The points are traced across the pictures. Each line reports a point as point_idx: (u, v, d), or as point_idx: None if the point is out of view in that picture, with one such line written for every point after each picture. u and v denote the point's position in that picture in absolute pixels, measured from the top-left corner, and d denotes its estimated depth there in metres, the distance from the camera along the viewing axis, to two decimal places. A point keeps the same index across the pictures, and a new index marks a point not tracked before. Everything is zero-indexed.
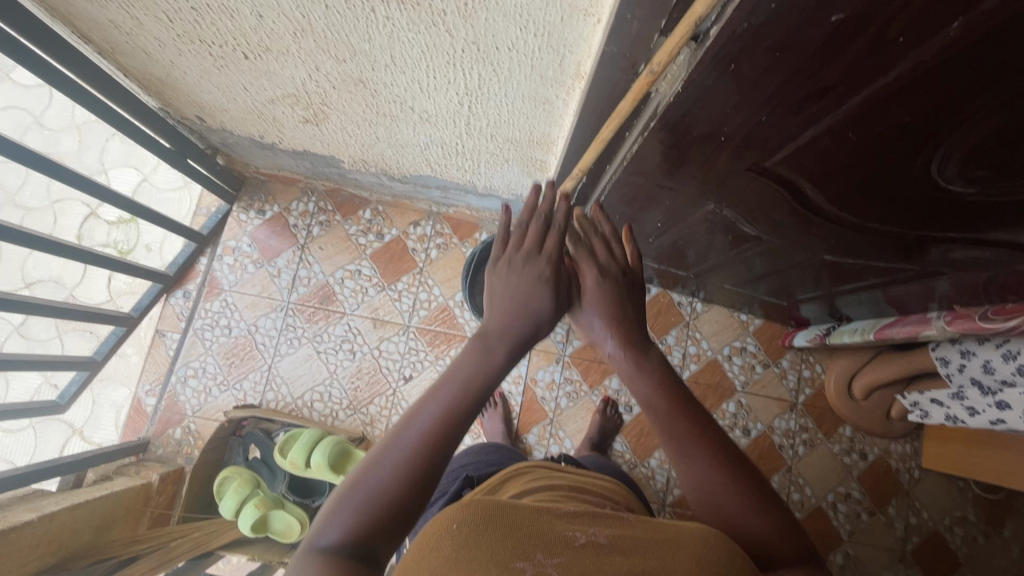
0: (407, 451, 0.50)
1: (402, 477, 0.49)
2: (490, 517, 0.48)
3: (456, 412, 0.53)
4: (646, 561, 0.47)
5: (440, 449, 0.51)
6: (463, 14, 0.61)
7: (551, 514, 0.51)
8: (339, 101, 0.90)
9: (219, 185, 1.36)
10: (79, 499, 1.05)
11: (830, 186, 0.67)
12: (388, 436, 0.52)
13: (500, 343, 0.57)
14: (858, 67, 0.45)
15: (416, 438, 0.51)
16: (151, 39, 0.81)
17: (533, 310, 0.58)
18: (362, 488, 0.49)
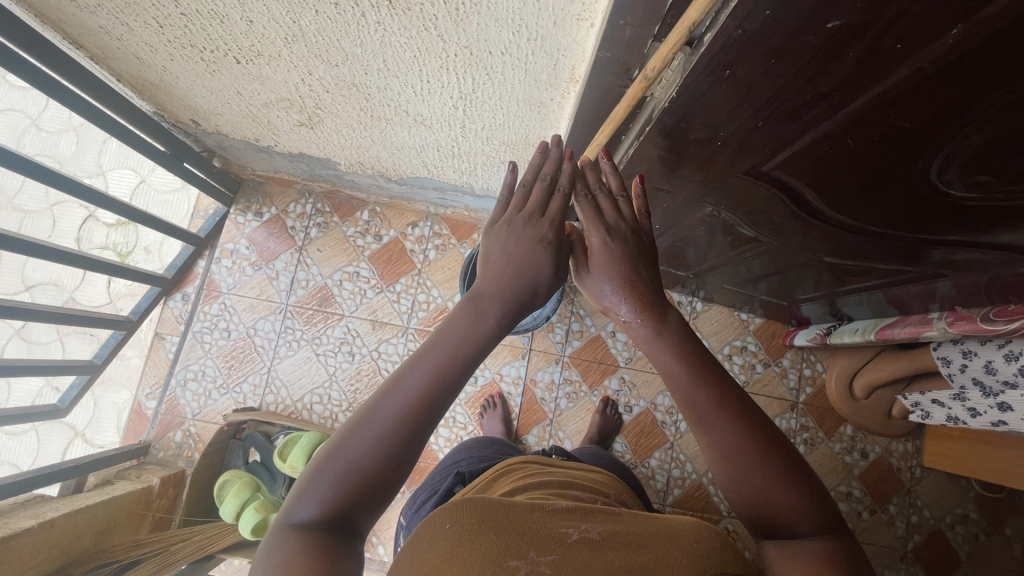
0: (390, 422, 0.49)
1: (383, 449, 0.49)
2: (482, 517, 0.51)
3: (441, 381, 0.51)
4: (638, 555, 0.49)
5: (424, 420, 0.50)
6: (455, 20, 0.60)
7: (543, 511, 0.53)
8: (333, 104, 0.89)
9: (216, 188, 1.35)
10: (80, 505, 1.05)
11: (828, 190, 0.66)
12: (370, 406, 0.51)
13: (488, 311, 0.55)
14: (854, 74, 0.45)
15: (400, 409, 0.50)
16: (142, 44, 0.80)
17: (528, 275, 0.57)
18: (342, 457, 0.48)
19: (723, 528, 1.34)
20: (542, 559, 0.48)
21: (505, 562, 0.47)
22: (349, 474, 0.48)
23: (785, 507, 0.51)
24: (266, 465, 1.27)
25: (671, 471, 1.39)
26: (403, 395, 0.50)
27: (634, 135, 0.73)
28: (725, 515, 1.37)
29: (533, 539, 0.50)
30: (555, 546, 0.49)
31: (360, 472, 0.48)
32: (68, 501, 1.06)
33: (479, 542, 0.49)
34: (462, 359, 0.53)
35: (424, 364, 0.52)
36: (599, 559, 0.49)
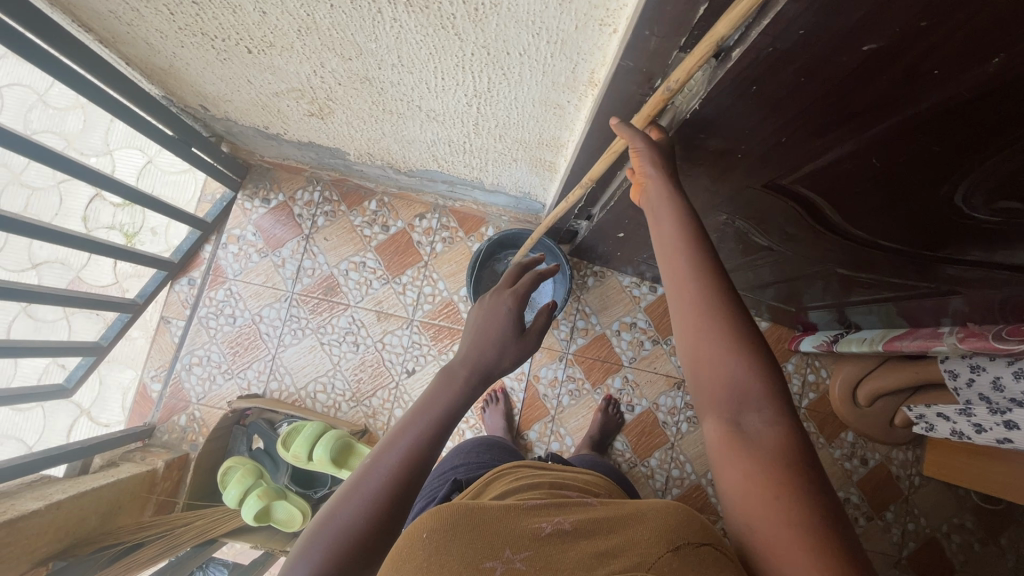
0: (377, 489, 0.53)
1: (372, 509, 0.52)
2: (458, 522, 0.46)
3: (424, 444, 0.57)
4: (607, 540, 0.46)
5: (410, 481, 0.54)
6: (474, 19, 0.59)
7: (519, 511, 0.50)
8: (344, 96, 0.88)
9: (223, 173, 1.34)
10: (85, 487, 1.06)
11: (847, 206, 0.65)
12: (355, 477, 0.54)
13: (467, 386, 0.63)
14: (885, 97, 0.43)
15: (388, 470, 0.54)
16: (152, 31, 0.79)
17: (499, 344, 0.68)
18: (329, 527, 0.51)
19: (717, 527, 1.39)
20: (518, 556, 0.44)
21: (482, 563, 0.43)
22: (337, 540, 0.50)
23: (745, 389, 0.48)
24: (270, 452, 1.28)
25: (670, 471, 1.40)
26: (389, 459, 0.55)
27: None
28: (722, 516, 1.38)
29: (507, 538, 0.46)
30: (529, 543, 0.46)
31: (348, 537, 0.50)
32: (73, 483, 1.07)
33: (452, 543, 0.45)
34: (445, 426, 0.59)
35: (409, 431, 0.57)
36: (571, 549, 0.45)
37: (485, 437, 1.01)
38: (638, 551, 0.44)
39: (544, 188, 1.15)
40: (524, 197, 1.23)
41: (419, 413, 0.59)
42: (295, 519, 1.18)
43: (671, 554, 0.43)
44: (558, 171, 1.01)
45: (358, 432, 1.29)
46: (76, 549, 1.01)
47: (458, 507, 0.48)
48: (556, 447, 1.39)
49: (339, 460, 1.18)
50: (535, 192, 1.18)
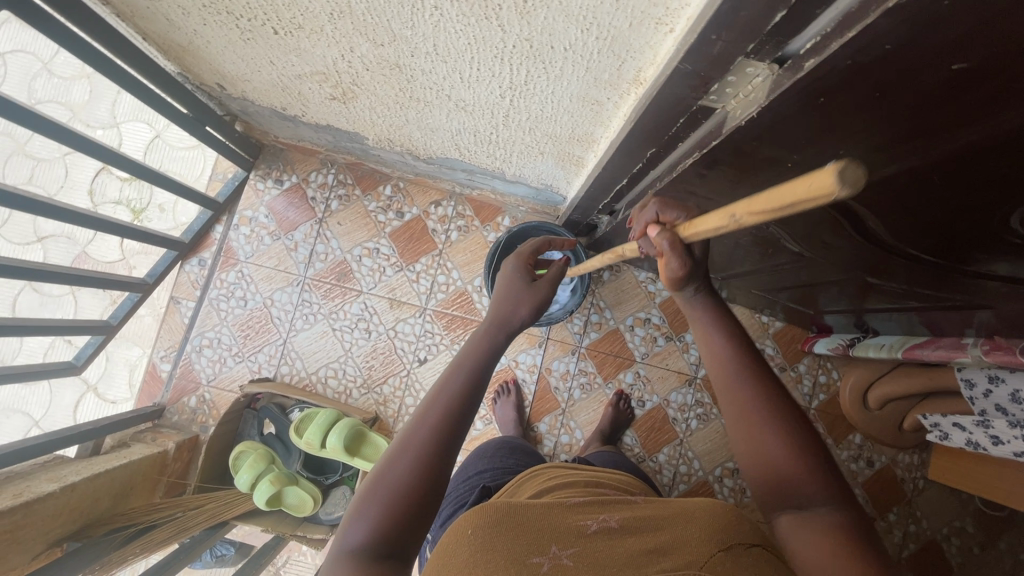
0: (420, 446, 0.55)
1: (417, 471, 0.54)
2: (501, 519, 0.51)
3: (462, 397, 0.59)
4: (656, 536, 0.49)
5: (450, 442, 0.57)
6: (520, 12, 0.56)
7: (560, 509, 0.53)
8: (370, 82, 0.85)
9: (236, 152, 1.31)
10: (98, 469, 1.06)
11: (894, 219, 0.63)
12: (394, 445, 0.56)
13: (488, 347, 0.66)
14: (960, 114, 0.41)
15: (432, 424, 0.57)
16: (174, 7, 0.75)
17: (517, 304, 0.71)
18: (376, 492, 0.53)
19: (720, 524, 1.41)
20: (564, 553, 0.48)
21: (528, 559, 0.47)
22: (387, 502, 0.52)
23: (789, 476, 0.55)
24: (282, 438, 1.28)
25: (678, 467, 1.41)
26: (427, 422, 0.57)
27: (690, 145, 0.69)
28: None
29: (552, 534, 0.50)
30: (574, 540, 0.49)
31: (397, 498, 0.52)
32: (86, 465, 1.07)
33: (499, 540, 0.49)
34: (475, 388, 0.61)
35: (440, 395, 0.59)
36: (621, 547, 0.48)
37: (504, 437, 1.03)
38: (690, 549, 0.46)
39: (567, 181, 1.13)
40: (545, 188, 1.21)
41: (448, 379, 0.61)
42: (307, 504, 1.20)
43: (722, 553, 0.45)
44: (586, 166, 0.99)
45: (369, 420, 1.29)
46: (90, 530, 1.01)
47: (502, 508, 0.52)
48: (566, 440, 1.40)
49: (352, 448, 1.18)
50: (557, 184, 1.15)
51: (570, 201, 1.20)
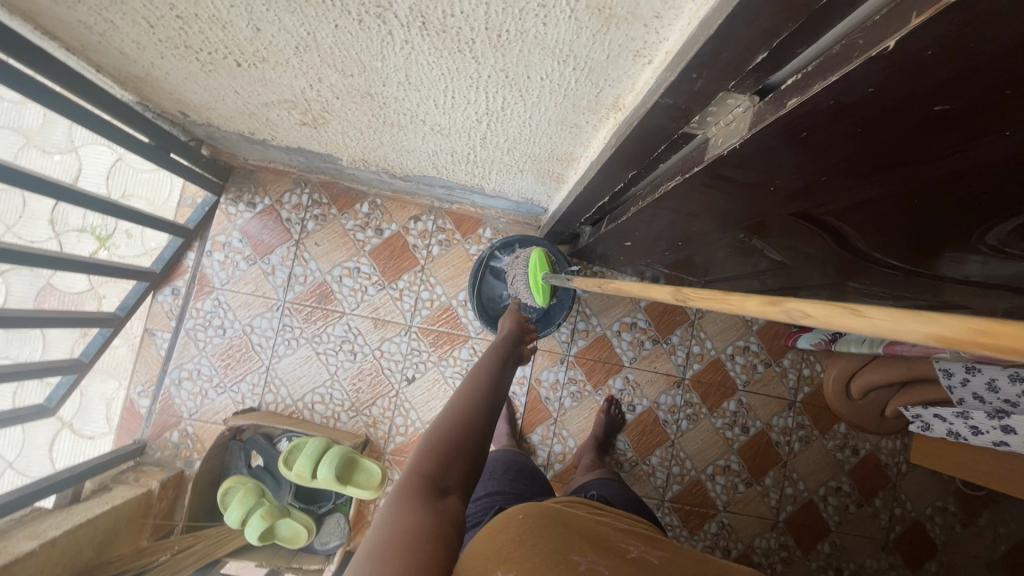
0: (468, 406, 0.70)
1: (471, 428, 0.67)
2: (546, 527, 0.59)
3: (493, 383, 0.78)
4: None
5: (490, 415, 0.71)
6: (495, 45, 0.55)
7: (602, 543, 0.60)
8: (342, 109, 0.82)
9: (205, 177, 1.26)
10: (79, 519, 1.02)
11: (874, 235, 0.63)
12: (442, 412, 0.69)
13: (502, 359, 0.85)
14: (940, 148, 0.40)
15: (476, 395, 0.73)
16: (128, 41, 0.72)
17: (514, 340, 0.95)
18: (436, 438, 0.65)
19: (714, 520, 1.43)
20: (599, 562, 0.54)
21: (568, 555, 0.53)
22: (445, 448, 0.64)
23: None
24: (271, 468, 1.24)
25: (670, 468, 1.43)
26: (471, 395, 0.72)
27: (673, 167, 0.69)
28: (721, 510, 1.44)
29: (595, 553, 0.56)
30: (609, 559, 0.56)
31: (453, 444, 0.64)
32: (66, 516, 1.03)
33: (548, 539, 0.56)
34: (501, 382, 0.79)
35: (477, 382, 0.76)
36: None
37: (512, 452, 1.06)
38: None
39: (548, 195, 1.12)
40: (526, 201, 1.20)
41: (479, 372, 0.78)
42: (301, 534, 1.17)
43: None
44: (566, 181, 0.99)
45: (360, 443, 1.27)
46: None
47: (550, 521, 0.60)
48: (559, 449, 1.40)
49: (343, 476, 1.16)
50: (538, 198, 1.15)
51: (552, 214, 1.19)
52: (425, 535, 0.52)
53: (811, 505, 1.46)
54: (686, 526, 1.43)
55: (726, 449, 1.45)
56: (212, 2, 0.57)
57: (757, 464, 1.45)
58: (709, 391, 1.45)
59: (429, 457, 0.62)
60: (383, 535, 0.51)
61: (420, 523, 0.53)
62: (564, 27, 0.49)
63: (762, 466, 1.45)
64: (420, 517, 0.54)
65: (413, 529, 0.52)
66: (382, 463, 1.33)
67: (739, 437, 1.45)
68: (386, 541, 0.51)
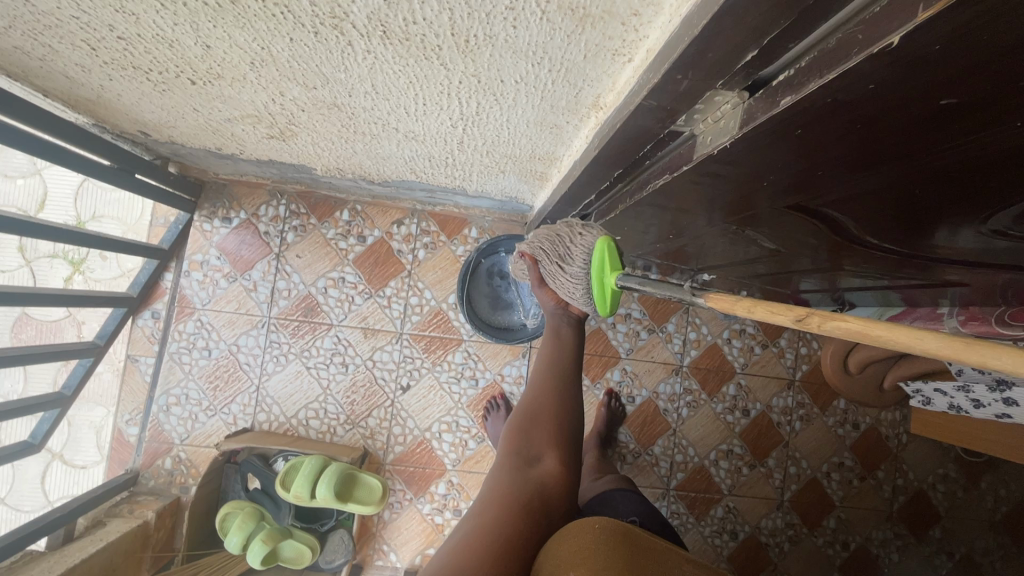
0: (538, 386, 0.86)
1: (542, 404, 0.84)
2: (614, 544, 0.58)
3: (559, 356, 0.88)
4: None
5: (559, 393, 0.84)
6: (463, 50, 0.51)
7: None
8: (309, 121, 0.78)
9: (176, 195, 1.21)
10: (73, 560, 1.00)
11: (871, 222, 0.60)
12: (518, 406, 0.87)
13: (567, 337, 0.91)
14: (944, 139, 0.37)
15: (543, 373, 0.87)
16: (70, 65, 0.67)
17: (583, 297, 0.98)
18: (519, 421, 0.84)
19: (720, 505, 1.44)
20: None
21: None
22: (522, 427, 0.82)
23: None
24: (269, 491, 1.21)
25: (674, 457, 1.43)
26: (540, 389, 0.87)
27: (661, 164, 0.66)
28: (726, 494, 1.44)
29: None
30: None
31: (527, 432, 0.81)
32: (58, 559, 1.00)
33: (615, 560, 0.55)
34: (571, 353, 0.89)
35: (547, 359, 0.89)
36: None
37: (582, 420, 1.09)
38: None
39: (532, 193, 1.09)
40: (510, 200, 1.17)
41: (545, 358, 0.90)
42: (305, 555, 1.15)
43: None
44: (550, 178, 0.96)
45: (357, 457, 1.25)
46: None
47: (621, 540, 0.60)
48: None
49: (343, 494, 1.14)
50: (523, 196, 1.11)
51: (537, 211, 1.16)
52: (504, 503, 0.71)
53: (815, 482, 1.47)
54: (692, 513, 1.43)
55: (728, 433, 1.44)
56: (155, 22, 0.53)
57: (760, 445, 1.45)
58: (707, 377, 1.44)
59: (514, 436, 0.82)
60: (479, 507, 0.73)
61: (507, 486, 0.74)
62: (536, 29, 0.46)
63: (766, 448, 1.45)
64: (504, 487, 0.74)
65: (502, 492, 0.73)
66: (382, 475, 1.31)
67: (740, 421, 1.44)
68: (478, 509, 0.73)
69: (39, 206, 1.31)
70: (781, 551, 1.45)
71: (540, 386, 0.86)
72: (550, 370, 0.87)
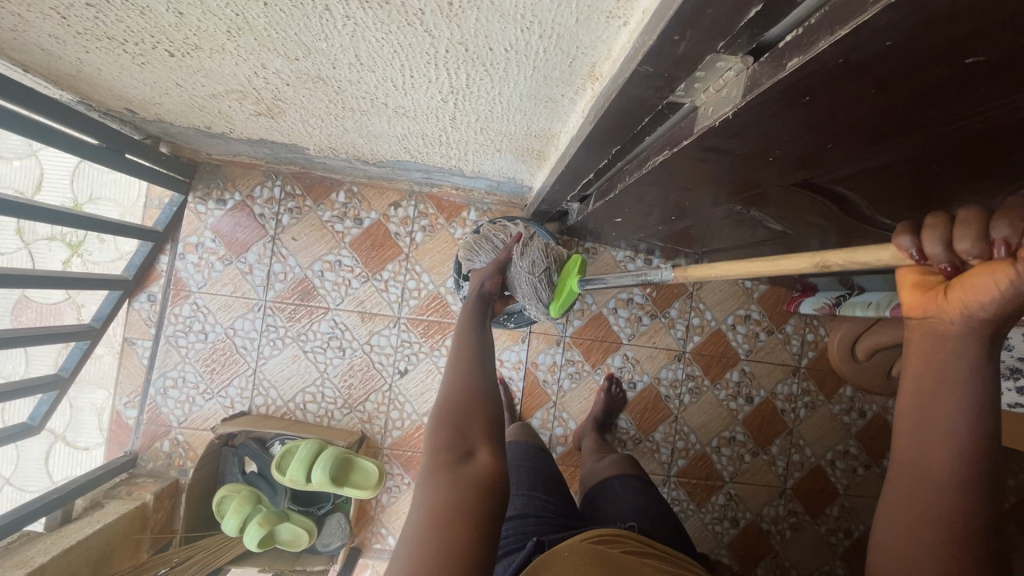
0: (453, 380, 0.76)
1: (465, 393, 0.73)
2: None
3: (470, 347, 0.82)
4: None
5: (477, 379, 0.76)
6: (447, 15, 0.47)
7: None
8: (295, 96, 0.75)
9: (168, 176, 1.19)
10: (70, 542, 1.00)
11: (886, 202, 0.57)
12: (437, 397, 0.74)
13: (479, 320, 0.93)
14: (967, 104, 0.34)
15: (456, 366, 0.79)
16: (45, 36, 0.64)
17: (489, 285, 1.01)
18: (440, 413, 0.71)
19: (721, 492, 1.42)
20: None
21: None
22: (446, 420, 0.69)
23: None
24: (265, 473, 1.22)
25: (675, 444, 1.41)
26: (457, 377, 0.76)
27: (661, 140, 0.62)
28: (728, 481, 1.42)
29: None
30: None
31: (453, 422, 0.68)
32: (55, 540, 1.01)
33: None
34: (481, 343, 0.83)
35: (459, 355, 0.81)
36: None
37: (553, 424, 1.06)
38: None
39: (531, 173, 1.06)
40: (509, 181, 1.13)
41: (460, 347, 0.83)
42: (302, 538, 1.15)
43: None
44: (548, 158, 0.93)
45: (355, 441, 1.25)
46: None
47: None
48: (561, 431, 1.38)
49: (339, 478, 1.13)
50: (520, 176, 1.08)
51: (536, 192, 1.13)
52: (444, 517, 0.57)
53: (818, 470, 1.44)
54: (693, 500, 1.41)
55: (731, 420, 1.42)
56: None
57: (764, 432, 1.43)
58: (710, 363, 1.42)
59: (440, 430, 0.68)
60: (412, 526, 0.58)
61: (442, 494, 0.59)
62: None
63: (768, 434, 1.43)
64: (438, 497, 0.59)
65: (438, 503, 0.58)
66: (380, 459, 1.30)
67: (744, 408, 1.42)
68: (410, 532, 0.58)
69: (36, 188, 1.30)
70: (782, 538, 1.44)
71: (456, 376, 0.76)
72: (462, 361, 0.79)
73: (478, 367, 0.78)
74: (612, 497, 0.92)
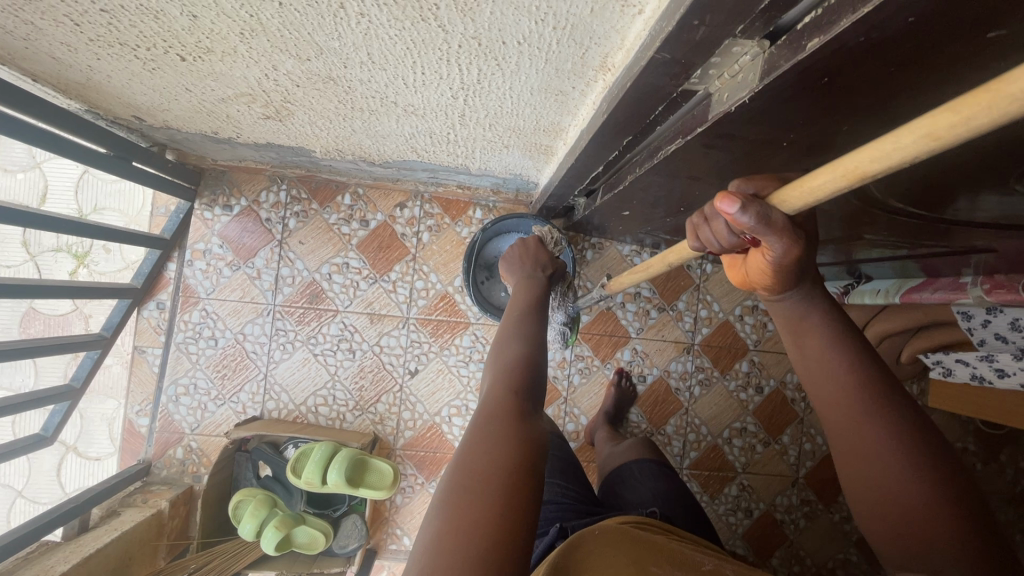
0: (516, 342, 0.74)
1: (530, 357, 0.72)
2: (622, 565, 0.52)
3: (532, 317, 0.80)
4: None
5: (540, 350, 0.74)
6: (462, 9, 0.48)
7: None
8: (305, 98, 0.75)
9: (174, 183, 1.19)
10: (89, 550, 1.01)
11: (898, 184, 0.57)
12: (498, 355, 0.72)
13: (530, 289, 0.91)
14: (987, 78, 0.34)
15: (516, 330, 0.77)
16: (56, 44, 0.64)
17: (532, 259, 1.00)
18: (504, 371, 0.69)
19: (734, 482, 1.42)
20: None
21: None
22: (513, 378, 0.67)
23: None
24: (280, 477, 1.22)
25: (686, 436, 1.41)
26: (521, 340, 0.74)
27: (673, 129, 0.63)
28: (740, 472, 1.42)
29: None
30: None
31: (518, 382, 0.67)
32: (74, 549, 1.01)
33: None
34: (539, 316, 0.82)
35: (522, 320, 0.79)
36: None
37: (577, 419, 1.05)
38: None
39: (537, 169, 1.06)
40: (516, 177, 1.14)
41: (522, 312, 0.82)
42: (319, 540, 1.16)
43: None
44: (555, 152, 0.93)
45: (367, 442, 1.25)
46: None
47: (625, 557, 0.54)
48: (572, 427, 1.38)
49: (354, 479, 1.14)
50: (527, 172, 1.08)
51: (543, 187, 1.13)
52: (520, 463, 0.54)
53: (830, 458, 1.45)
54: (706, 491, 1.42)
55: (741, 411, 1.42)
56: None
57: (775, 421, 1.43)
58: (719, 354, 1.42)
59: (505, 386, 0.66)
60: (466, 458, 0.55)
61: (508, 438, 0.57)
62: None
63: (780, 424, 1.43)
64: (505, 441, 0.57)
65: (501, 443, 0.56)
66: (393, 460, 1.30)
67: (754, 398, 1.42)
68: (461, 462, 0.55)
69: (41, 200, 1.30)
70: (797, 527, 1.44)
71: (519, 339, 0.75)
72: (522, 326, 0.78)
73: (539, 337, 0.77)
74: (630, 485, 0.92)
